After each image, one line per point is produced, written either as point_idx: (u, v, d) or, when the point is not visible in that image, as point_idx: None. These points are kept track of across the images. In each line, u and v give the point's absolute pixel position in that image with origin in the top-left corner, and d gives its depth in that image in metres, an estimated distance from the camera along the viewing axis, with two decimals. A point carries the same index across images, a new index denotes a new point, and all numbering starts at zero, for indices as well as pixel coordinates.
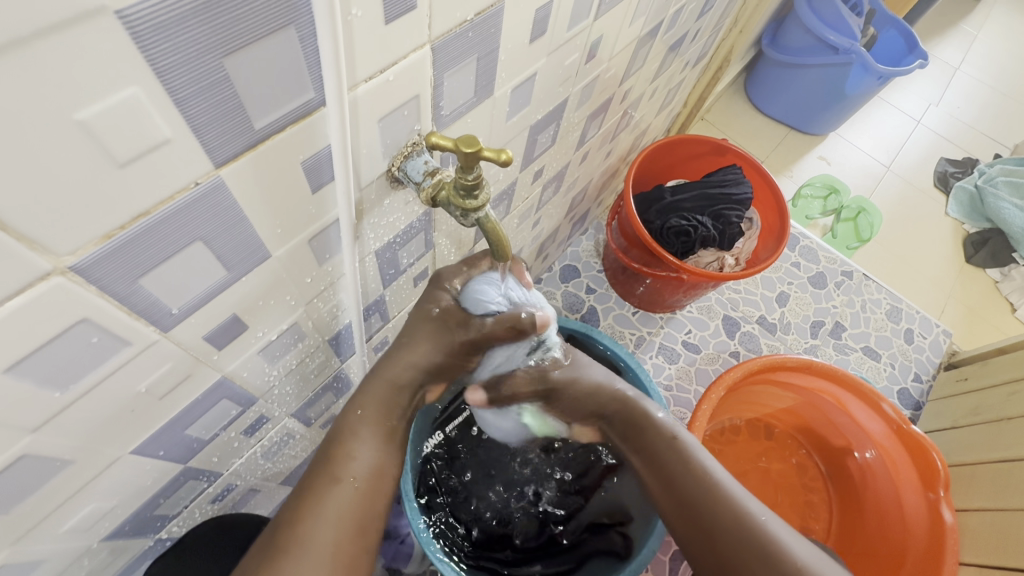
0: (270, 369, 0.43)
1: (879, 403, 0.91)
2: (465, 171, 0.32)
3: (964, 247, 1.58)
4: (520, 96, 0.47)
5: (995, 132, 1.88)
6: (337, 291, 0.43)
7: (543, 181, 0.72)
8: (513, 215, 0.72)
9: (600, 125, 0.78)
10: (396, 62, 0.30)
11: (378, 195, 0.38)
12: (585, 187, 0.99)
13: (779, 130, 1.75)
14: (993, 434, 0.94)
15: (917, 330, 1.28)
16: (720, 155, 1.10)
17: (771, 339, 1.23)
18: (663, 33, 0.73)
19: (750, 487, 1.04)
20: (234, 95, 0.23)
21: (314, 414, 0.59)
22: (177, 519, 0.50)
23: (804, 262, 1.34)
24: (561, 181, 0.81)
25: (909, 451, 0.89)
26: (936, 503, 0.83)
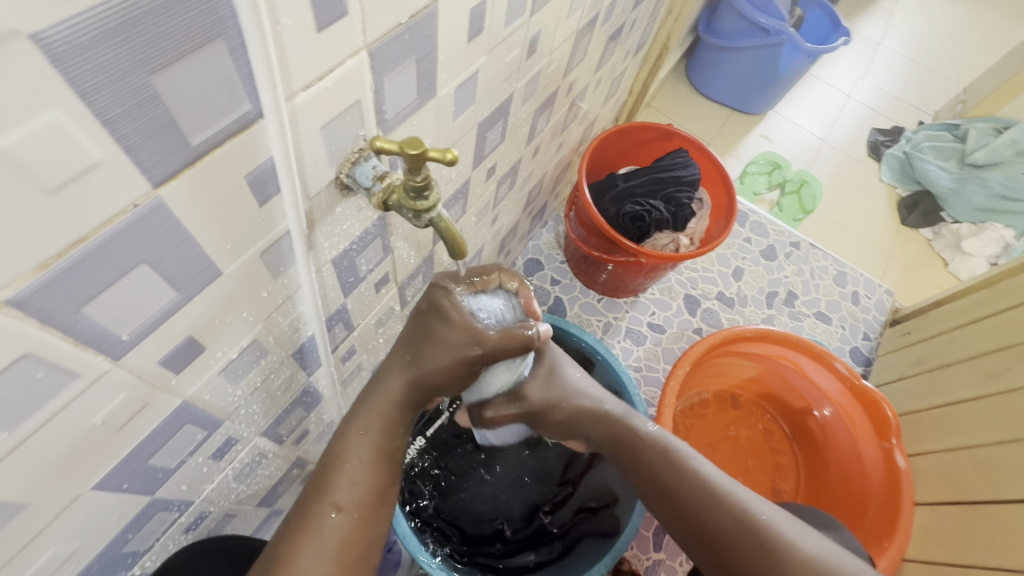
0: (233, 390, 0.43)
1: (833, 362, 0.96)
2: (413, 173, 0.33)
3: (898, 210, 1.68)
4: (464, 95, 0.47)
5: (917, 100, 2.01)
6: (296, 303, 0.43)
7: (497, 177, 0.73)
8: (470, 213, 0.72)
9: (549, 117, 0.79)
10: (333, 70, 0.30)
11: (328, 204, 0.38)
12: (540, 180, 1.00)
13: (722, 111, 1.81)
14: (931, 381, 1.01)
15: (862, 292, 1.36)
16: (666, 140, 1.13)
17: (730, 313, 1.28)
18: (601, 24, 0.74)
19: (724, 456, 1.07)
20: (165, 112, 0.23)
21: (285, 432, 0.58)
22: (149, 553, 0.49)
23: (755, 237, 1.40)
24: (515, 176, 0.82)
25: (862, 405, 0.94)
26: (890, 452, 0.89)
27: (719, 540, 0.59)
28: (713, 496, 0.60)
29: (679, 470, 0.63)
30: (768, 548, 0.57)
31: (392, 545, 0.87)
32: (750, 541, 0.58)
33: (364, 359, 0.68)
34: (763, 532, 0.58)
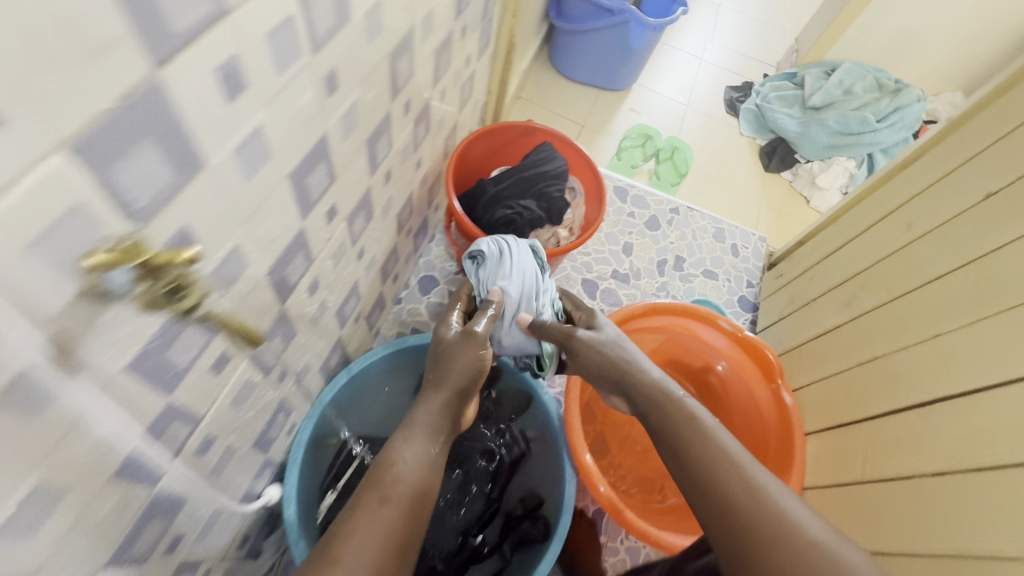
0: (32, 543, 0.37)
1: (717, 321, 1.03)
2: (148, 287, 0.36)
3: (760, 159, 1.82)
4: (249, 155, 0.43)
5: (760, 54, 2.17)
6: (91, 428, 0.38)
7: (344, 216, 0.69)
8: (322, 259, 0.68)
9: (391, 141, 0.76)
10: (9, 187, 0.25)
11: (83, 319, 0.33)
12: (408, 201, 0.97)
13: (590, 92, 1.86)
14: (803, 316, 1.11)
15: (740, 243, 1.46)
16: (530, 136, 1.14)
17: (627, 289, 1.33)
18: (421, 40, 0.72)
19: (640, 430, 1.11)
20: None
21: (146, 547, 0.52)
22: None
23: (637, 211, 1.46)
24: (371, 208, 0.78)
25: (748, 354, 1.02)
26: (779, 391, 0.97)
27: (717, 497, 0.58)
28: (726, 466, 0.59)
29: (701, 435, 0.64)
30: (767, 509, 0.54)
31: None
32: (747, 507, 0.55)
33: (233, 439, 0.63)
34: (767, 499, 0.55)
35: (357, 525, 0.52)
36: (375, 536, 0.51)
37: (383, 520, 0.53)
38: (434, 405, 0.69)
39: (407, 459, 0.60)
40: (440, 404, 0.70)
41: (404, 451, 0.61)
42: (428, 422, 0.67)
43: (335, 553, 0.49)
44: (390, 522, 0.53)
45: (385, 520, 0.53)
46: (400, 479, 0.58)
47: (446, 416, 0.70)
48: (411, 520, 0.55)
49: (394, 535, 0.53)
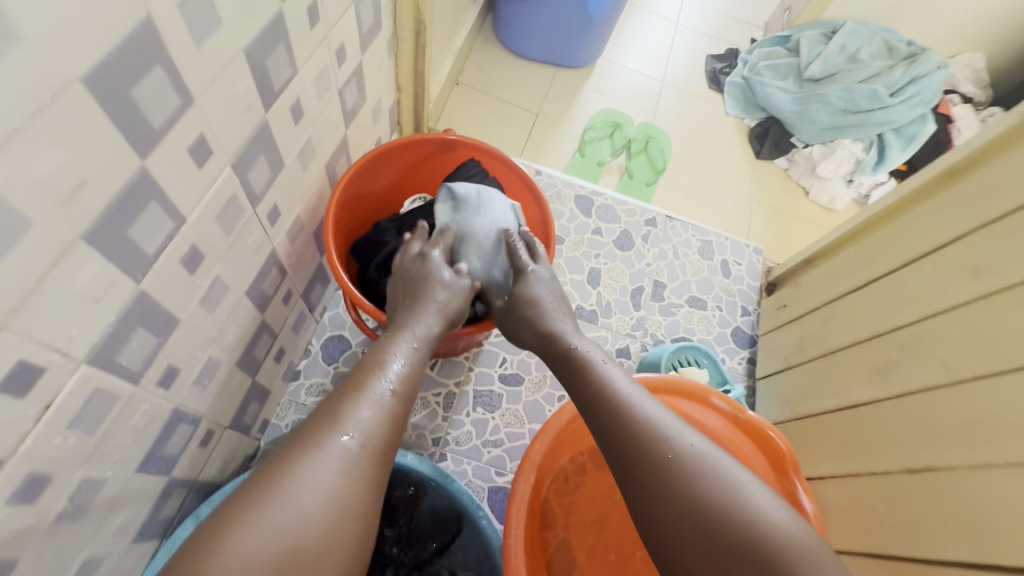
0: None
1: (709, 397, 0.78)
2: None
3: (750, 144, 1.54)
4: None
5: (746, 14, 1.85)
6: None
7: (75, 361, 0.40)
8: (38, 440, 0.39)
9: (179, 213, 0.46)
10: None
11: None
12: (268, 266, 0.68)
13: (546, 71, 1.54)
14: (820, 374, 0.85)
15: (731, 259, 1.19)
16: (450, 151, 0.84)
17: (595, 331, 1.06)
18: (198, 45, 0.41)
19: (616, 530, 0.86)
20: None
21: None
22: None
23: (604, 226, 1.17)
24: (167, 314, 0.49)
25: (751, 439, 0.77)
26: (795, 493, 0.72)
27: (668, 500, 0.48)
28: (636, 442, 0.51)
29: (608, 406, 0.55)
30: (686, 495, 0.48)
31: None
32: (666, 491, 0.48)
33: None
34: (692, 481, 0.48)
35: (291, 476, 0.43)
36: (317, 488, 0.43)
37: (326, 478, 0.43)
38: (404, 343, 0.58)
39: (318, 484, 0.43)
40: (411, 339, 0.59)
41: (371, 386, 0.51)
42: (402, 355, 0.57)
43: (257, 513, 0.40)
44: (334, 480, 0.44)
45: (332, 472, 0.44)
46: (300, 510, 0.41)
47: (420, 347, 0.59)
48: (368, 474, 0.46)
49: (343, 487, 0.44)
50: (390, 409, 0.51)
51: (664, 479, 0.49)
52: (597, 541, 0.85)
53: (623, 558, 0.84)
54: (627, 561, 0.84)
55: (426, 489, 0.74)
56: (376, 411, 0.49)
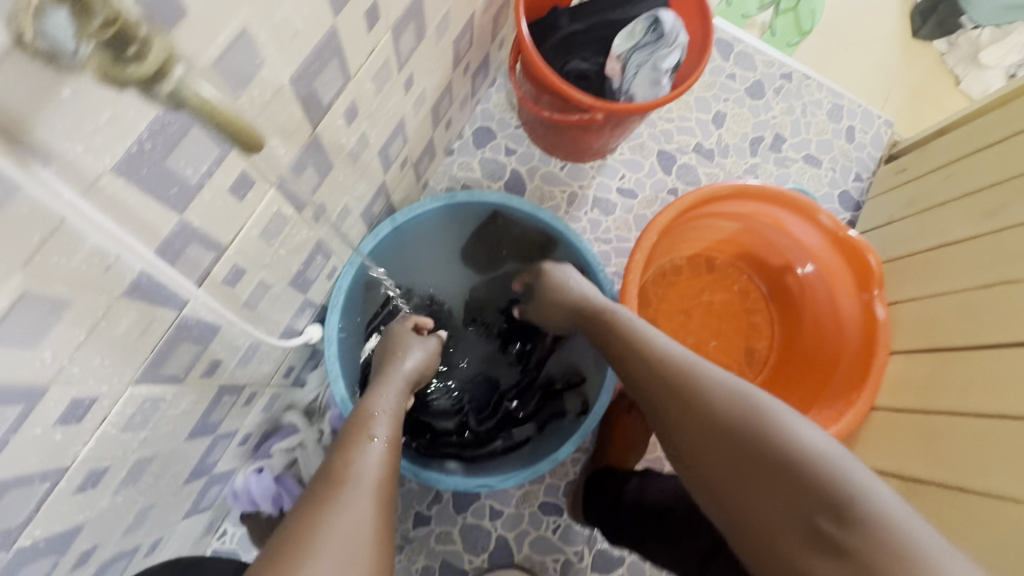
0: (41, 354, 0.34)
1: (817, 215, 0.87)
2: (88, 14, 0.25)
3: (911, 20, 1.43)
4: None
5: None
6: (79, 236, 0.31)
7: (388, 24, 0.55)
8: (360, 78, 0.55)
9: None
10: None
11: (34, 89, 0.25)
12: (469, 24, 0.80)
13: None
14: (923, 223, 0.92)
15: (858, 126, 1.20)
16: None
17: (709, 167, 1.15)
18: None
19: (698, 323, 1.03)
20: None
21: (180, 371, 0.52)
22: (36, 522, 0.43)
23: (740, 72, 1.20)
24: (422, 21, 0.63)
25: (844, 257, 0.87)
26: (871, 303, 0.84)
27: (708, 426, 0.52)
28: (673, 387, 0.57)
29: (646, 361, 0.61)
30: (721, 424, 0.51)
31: None
32: (709, 420, 0.52)
33: (268, 276, 0.59)
34: (720, 406, 0.53)
35: (343, 469, 0.52)
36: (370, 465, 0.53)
37: (356, 516, 0.47)
38: (386, 395, 0.64)
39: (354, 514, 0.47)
40: (389, 389, 0.66)
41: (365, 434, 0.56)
42: (388, 404, 0.62)
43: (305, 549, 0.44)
44: (364, 517, 0.47)
45: (372, 461, 0.54)
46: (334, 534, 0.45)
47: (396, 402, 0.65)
48: (384, 509, 0.50)
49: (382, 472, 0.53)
50: (389, 453, 0.56)
51: (693, 414, 0.54)
52: (681, 327, 1.02)
53: (698, 344, 1.02)
54: (700, 348, 1.02)
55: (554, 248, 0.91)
56: (389, 420, 0.60)
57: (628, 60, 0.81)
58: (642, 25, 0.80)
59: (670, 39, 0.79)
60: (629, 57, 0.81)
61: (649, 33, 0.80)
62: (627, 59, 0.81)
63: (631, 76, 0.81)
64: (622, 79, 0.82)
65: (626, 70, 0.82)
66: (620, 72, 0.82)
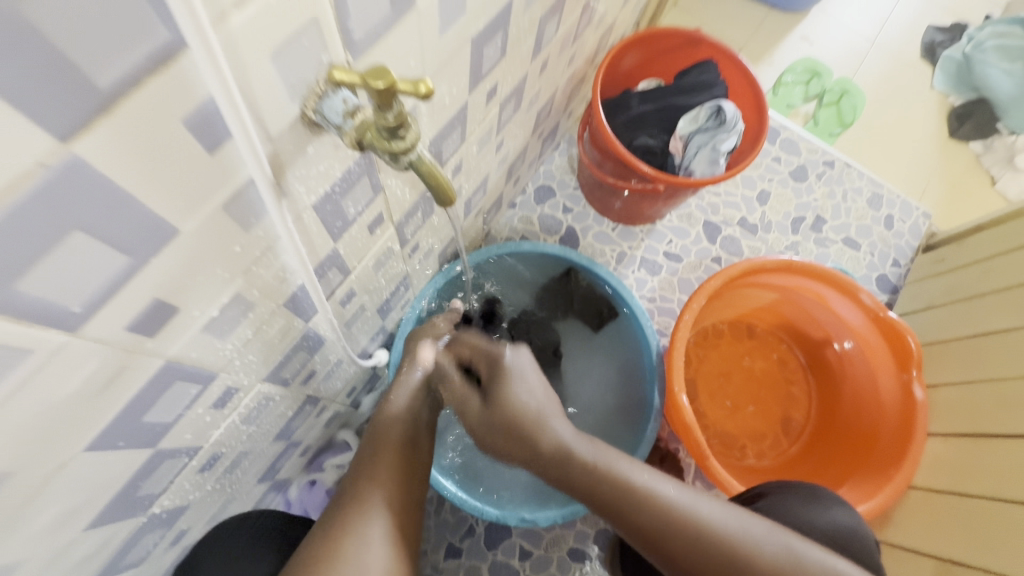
0: (223, 345, 0.41)
1: (858, 295, 0.92)
2: (383, 111, 0.29)
3: (947, 121, 1.53)
4: (451, 3, 0.40)
5: None
6: (278, 253, 0.39)
7: (499, 100, 0.65)
8: (470, 141, 0.65)
9: (558, 25, 0.70)
10: None
11: (297, 144, 0.33)
12: (550, 99, 0.91)
13: (758, 11, 1.60)
14: (963, 312, 0.97)
15: (897, 215, 1.27)
16: (694, 47, 0.99)
17: (752, 240, 1.22)
18: None
19: (735, 386, 1.07)
20: (51, 50, 0.18)
21: (290, 375, 0.58)
22: (166, 494, 0.48)
23: (784, 156, 1.29)
24: (521, 97, 0.74)
25: (885, 338, 0.91)
26: (910, 384, 0.87)
27: (660, 538, 0.47)
28: (620, 484, 0.47)
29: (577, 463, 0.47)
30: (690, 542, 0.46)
31: None
32: (660, 531, 0.47)
33: (367, 301, 0.67)
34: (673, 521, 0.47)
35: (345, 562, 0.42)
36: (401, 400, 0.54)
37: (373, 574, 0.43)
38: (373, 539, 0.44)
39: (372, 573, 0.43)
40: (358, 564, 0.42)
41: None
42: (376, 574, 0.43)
43: None
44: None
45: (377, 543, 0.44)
46: None
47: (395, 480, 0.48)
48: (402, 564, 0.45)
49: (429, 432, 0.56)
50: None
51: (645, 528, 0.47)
52: (719, 390, 1.06)
53: (736, 408, 1.05)
54: (737, 411, 1.05)
55: (622, 309, 0.98)
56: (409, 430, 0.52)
57: (688, 140, 0.92)
58: (704, 112, 0.91)
59: (729, 126, 0.88)
60: (690, 138, 0.92)
61: (711, 120, 0.90)
62: (689, 140, 0.92)
63: (690, 154, 0.91)
64: (682, 157, 0.93)
65: (686, 150, 0.92)
66: (682, 151, 0.93)
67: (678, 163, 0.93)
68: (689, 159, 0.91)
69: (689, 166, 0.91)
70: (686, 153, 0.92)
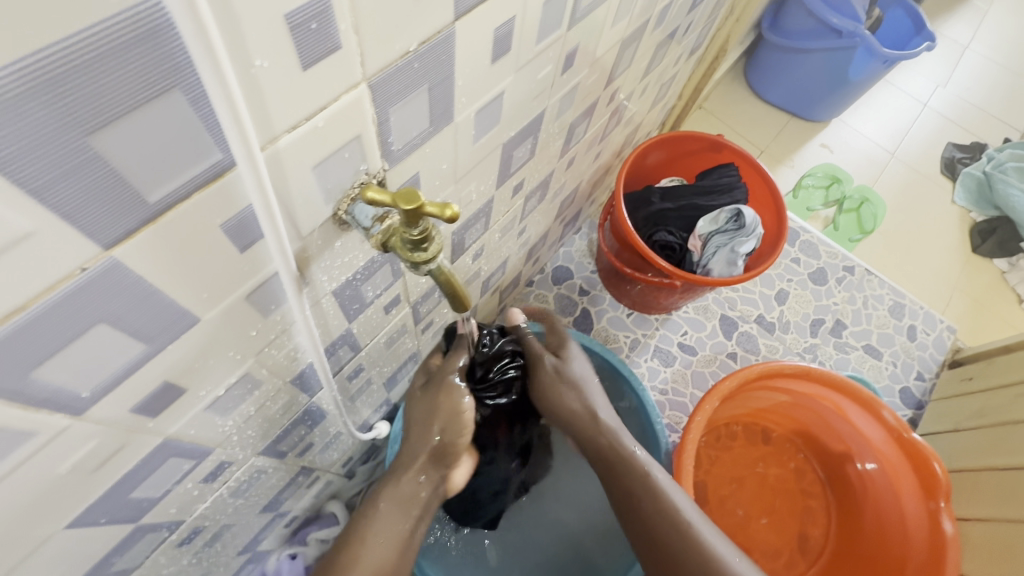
0: (224, 421, 0.40)
1: (879, 409, 0.89)
2: (410, 226, 0.30)
3: (970, 236, 1.53)
4: (487, 116, 0.43)
5: (1005, 114, 1.81)
6: (292, 335, 0.40)
7: (525, 193, 0.68)
8: (494, 229, 0.67)
9: (587, 128, 0.74)
10: (324, 108, 0.26)
11: (325, 240, 0.35)
12: (575, 189, 0.95)
13: (780, 117, 1.68)
14: (996, 440, 0.92)
15: (920, 326, 1.24)
16: (715, 152, 1.04)
17: (769, 339, 1.20)
18: (651, 29, 0.68)
19: (748, 494, 1.03)
20: (110, 172, 0.19)
21: (287, 448, 0.57)
22: (140, 568, 0.46)
23: (804, 258, 1.30)
24: (547, 189, 0.77)
25: (909, 460, 0.86)
26: (936, 513, 0.81)
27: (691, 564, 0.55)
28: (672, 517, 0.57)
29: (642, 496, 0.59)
30: None
31: None
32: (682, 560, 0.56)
33: (373, 375, 0.66)
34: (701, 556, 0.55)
35: None
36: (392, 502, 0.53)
37: None
38: None
39: None
40: None
41: None
42: None
43: None
44: None
45: None
46: None
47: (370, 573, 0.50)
48: None
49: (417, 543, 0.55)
50: None
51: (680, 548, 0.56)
52: (730, 496, 1.02)
53: (748, 517, 1.01)
54: (749, 521, 1.00)
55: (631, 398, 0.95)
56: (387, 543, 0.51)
57: (706, 240, 0.94)
58: (724, 215, 0.93)
59: (748, 230, 0.90)
60: (709, 240, 0.93)
61: (731, 224, 0.92)
62: (709, 242, 0.93)
63: (710, 256, 0.92)
64: (701, 258, 0.94)
65: (706, 252, 0.93)
66: (700, 252, 0.94)
67: (697, 262, 0.94)
68: (710, 261, 0.92)
69: (708, 265, 0.92)
70: (705, 254, 0.93)
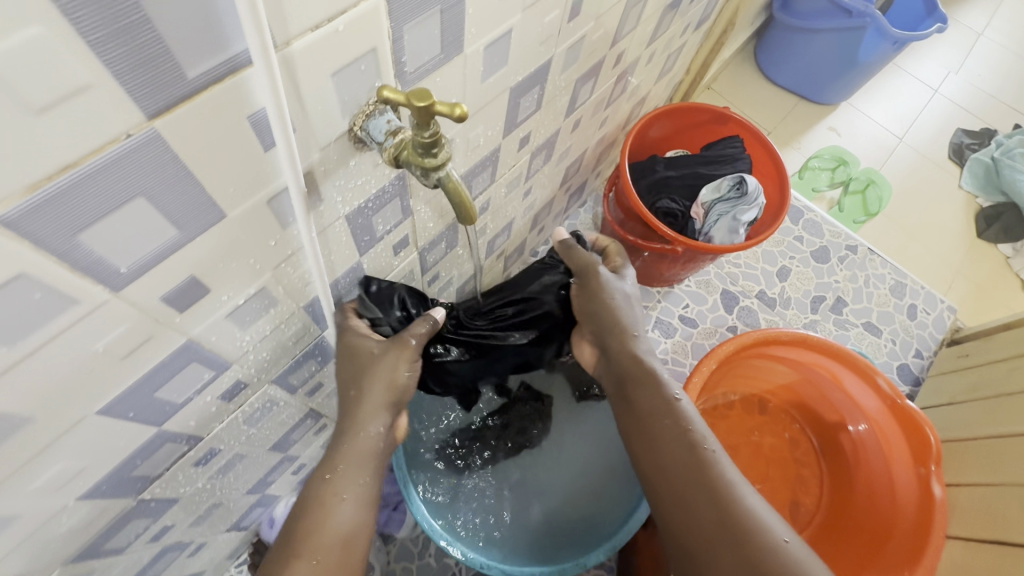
0: (241, 335, 0.43)
1: (874, 377, 0.90)
2: (421, 130, 0.32)
3: (975, 221, 1.53)
4: (495, 54, 0.45)
5: (1017, 101, 1.80)
6: (307, 256, 0.42)
7: (531, 149, 0.70)
8: (500, 183, 0.69)
9: (593, 89, 0.76)
10: (344, 12, 0.28)
11: (341, 157, 0.37)
12: (580, 156, 0.96)
13: (789, 100, 1.68)
14: (988, 411, 0.94)
15: (921, 305, 1.25)
16: (720, 124, 1.05)
17: (770, 314, 1.21)
18: None
19: (743, 462, 1.05)
20: (155, 39, 0.22)
21: (297, 382, 0.60)
22: (160, 480, 0.49)
23: (807, 236, 1.31)
24: (552, 149, 0.78)
25: (902, 426, 0.88)
26: (925, 477, 0.82)
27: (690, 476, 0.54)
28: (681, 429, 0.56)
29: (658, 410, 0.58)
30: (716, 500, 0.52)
31: (398, 505, 0.91)
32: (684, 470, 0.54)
33: None
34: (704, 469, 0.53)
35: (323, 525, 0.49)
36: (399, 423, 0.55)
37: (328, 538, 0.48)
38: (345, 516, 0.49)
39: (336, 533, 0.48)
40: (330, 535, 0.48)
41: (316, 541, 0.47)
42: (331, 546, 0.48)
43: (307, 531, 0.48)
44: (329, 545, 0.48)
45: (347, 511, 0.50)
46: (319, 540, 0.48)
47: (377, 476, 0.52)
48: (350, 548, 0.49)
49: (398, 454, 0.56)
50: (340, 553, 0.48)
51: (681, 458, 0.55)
52: None
53: None
54: None
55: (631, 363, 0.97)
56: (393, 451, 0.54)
57: (708, 208, 0.95)
58: (726, 182, 0.94)
59: (750, 198, 0.92)
60: (711, 207, 0.95)
61: (733, 192, 0.93)
62: (712, 209, 0.95)
63: (712, 223, 0.94)
64: (703, 225, 0.96)
65: (708, 219, 0.95)
66: (702, 219, 0.96)
67: (700, 228, 0.96)
68: (712, 228, 0.93)
69: (710, 232, 0.94)
70: (707, 220, 0.95)
